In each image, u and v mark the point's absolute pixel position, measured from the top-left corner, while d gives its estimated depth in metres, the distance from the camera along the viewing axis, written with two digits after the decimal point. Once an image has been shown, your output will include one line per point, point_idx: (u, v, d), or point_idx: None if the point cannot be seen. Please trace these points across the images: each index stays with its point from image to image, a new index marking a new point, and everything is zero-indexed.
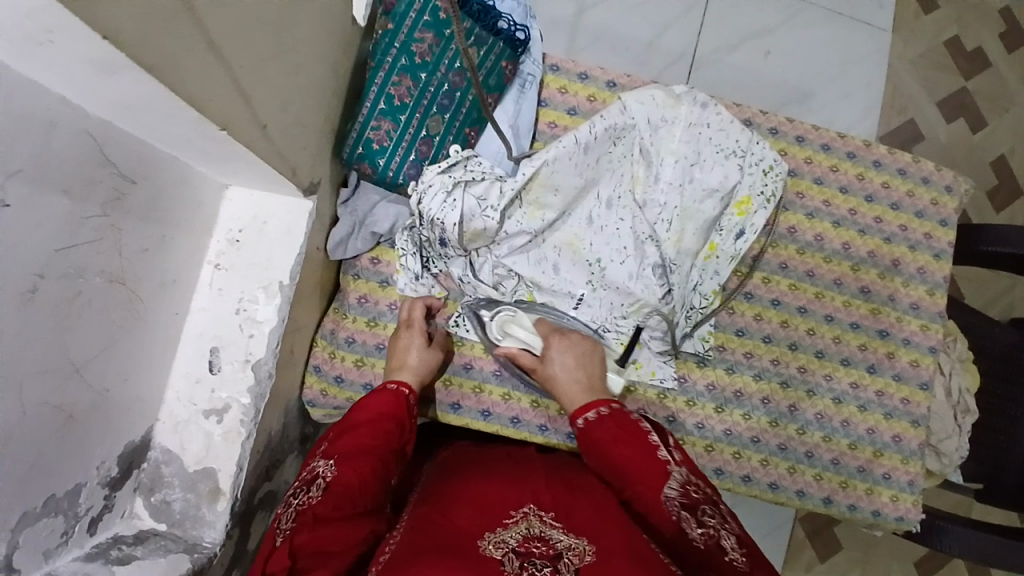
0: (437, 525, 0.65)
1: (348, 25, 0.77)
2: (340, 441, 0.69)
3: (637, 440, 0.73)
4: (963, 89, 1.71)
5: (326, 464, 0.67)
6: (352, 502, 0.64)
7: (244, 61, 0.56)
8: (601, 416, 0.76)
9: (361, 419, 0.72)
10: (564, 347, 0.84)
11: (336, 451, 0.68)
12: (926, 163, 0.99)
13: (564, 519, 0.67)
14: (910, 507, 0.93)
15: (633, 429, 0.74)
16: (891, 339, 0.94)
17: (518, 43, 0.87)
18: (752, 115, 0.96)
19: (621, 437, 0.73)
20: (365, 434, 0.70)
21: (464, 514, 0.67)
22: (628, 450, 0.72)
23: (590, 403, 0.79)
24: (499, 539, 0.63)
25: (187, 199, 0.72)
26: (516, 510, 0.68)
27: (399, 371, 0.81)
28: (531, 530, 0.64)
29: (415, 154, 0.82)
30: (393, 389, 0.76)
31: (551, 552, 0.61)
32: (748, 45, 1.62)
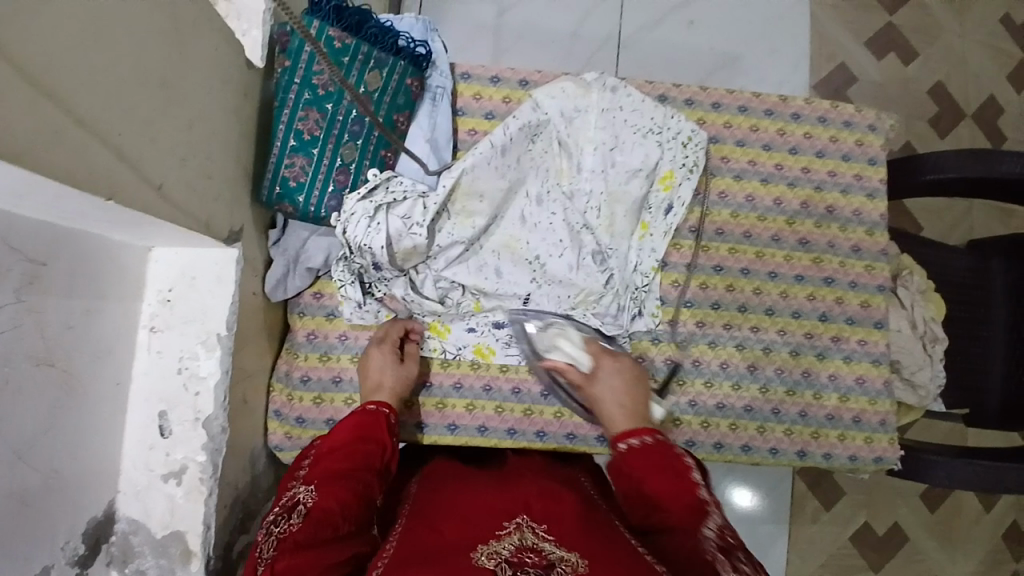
0: (425, 540, 0.60)
1: (244, 68, 0.77)
2: (319, 466, 0.69)
3: (676, 473, 0.67)
4: (889, 24, 1.71)
5: (307, 489, 0.66)
6: (328, 527, 0.61)
7: (123, 128, 0.55)
8: (646, 444, 0.70)
9: (338, 442, 0.71)
10: (614, 370, 0.81)
11: (316, 477, 0.67)
12: (846, 107, 1.00)
13: (558, 531, 0.61)
14: (886, 447, 0.96)
15: (673, 463, 0.67)
16: (837, 285, 0.96)
17: (421, 58, 0.87)
18: (666, 89, 0.97)
19: (659, 466, 0.67)
20: (343, 459, 0.69)
21: (455, 529, 0.62)
22: (664, 481, 0.66)
23: (635, 430, 0.72)
24: (492, 550, 0.57)
25: (110, 267, 0.71)
26: (510, 521, 0.62)
27: (375, 388, 0.80)
28: (525, 541, 0.59)
29: (333, 184, 0.81)
30: (371, 409, 0.75)
31: (544, 563, 0.55)
32: (669, 20, 1.63)
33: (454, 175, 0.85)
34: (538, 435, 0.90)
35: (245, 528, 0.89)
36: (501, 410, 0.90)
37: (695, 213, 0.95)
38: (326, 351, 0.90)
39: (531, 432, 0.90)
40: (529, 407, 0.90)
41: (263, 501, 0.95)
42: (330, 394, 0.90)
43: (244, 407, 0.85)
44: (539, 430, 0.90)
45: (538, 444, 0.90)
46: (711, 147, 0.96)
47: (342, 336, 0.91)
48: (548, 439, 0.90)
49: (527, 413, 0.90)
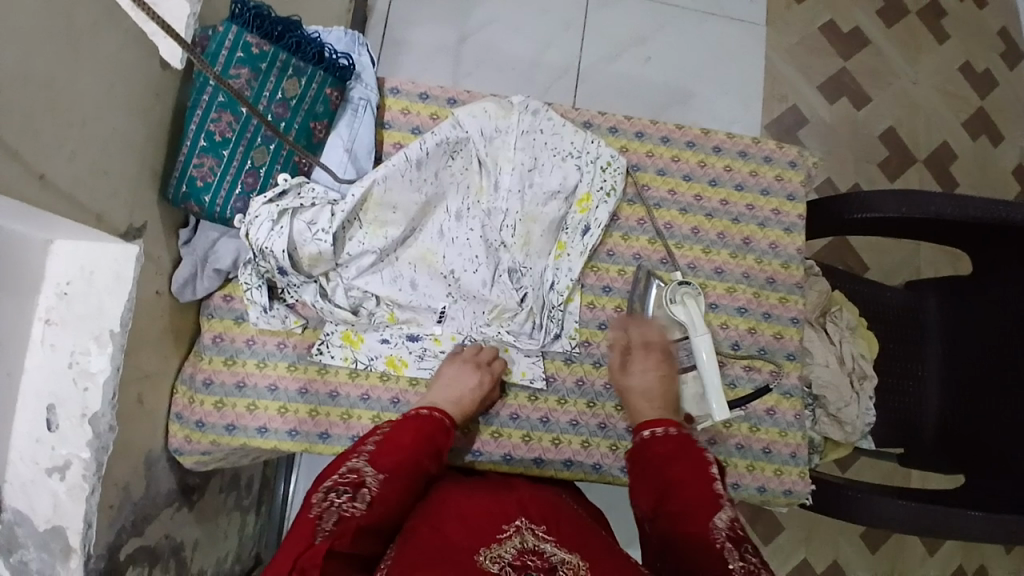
0: (434, 539, 0.66)
1: (158, 69, 0.78)
2: (389, 457, 0.74)
3: (694, 467, 0.76)
4: (843, 69, 1.76)
5: (374, 474, 0.71)
6: (379, 523, 0.67)
7: (0, 116, 0.55)
8: (669, 435, 0.81)
9: (406, 441, 0.77)
10: (647, 366, 0.89)
11: (386, 467, 0.73)
12: (767, 142, 1.04)
13: (556, 532, 0.69)
14: (796, 480, 0.96)
15: (697, 458, 0.78)
16: (750, 315, 0.98)
17: (342, 70, 0.88)
18: (591, 117, 1.02)
19: (678, 457, 0.78)
20: (408, 464, 0.74)
21: (456, 529, 0.68)
22: (687, 472, 0.76)
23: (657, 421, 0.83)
24: (495, 554, 0.63)
25: (6, 259, 0.69)
26: (509, 524, 0.69)
27: (444, 398, 0.84)
28: (526, 543, 0.65)
29: (240, 187, 0.82)
30: (438, 418, 0.80)
31: (545, 567, 0.62)
32: (627, 54, 1.67)
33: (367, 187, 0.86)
34: (445, 451, 0.89)
35: (138, 531, 0.87)
36: None
37: (613, 237, 0.98)
38: (232, 355, 0.91)
39: None
40: None
41: (162, 506, 0.93)
42: (233, 399, 0.90)
43: (139, 407, 0.84)
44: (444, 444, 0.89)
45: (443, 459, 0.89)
46: (632, 174, 0.99)
47: (250, 340, 0.91)
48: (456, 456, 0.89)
49: None
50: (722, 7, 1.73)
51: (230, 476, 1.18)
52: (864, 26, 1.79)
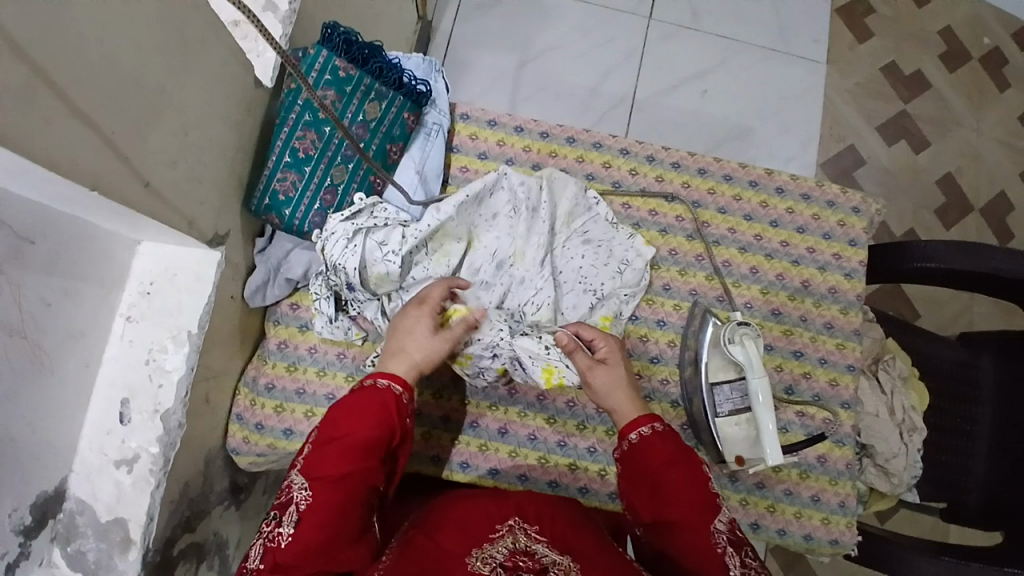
0: (424, 548, 0.68)
1: (252, 87, 0.83)
2: (316, 460, 0.73)
3: (681, 469, 0.78)
4: (903, 112, 1.74)
5: (302, 486, 0.71)
6: (328, 525, 0.69)
7: (117, 127, 0.60)
8: (654, 436, 0.80)
9: (338, 432, 0.74)
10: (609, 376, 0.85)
11: (314, 472, 0.72)
12: (830, 187, 1.04)
13: (548, 532, 0.72)
14: (844, 530, 0.94)
15: (682, 459, 0.78)
16: (806, 360, 0.97)
17: (420, 96, 0.92)
18: (655, 151, 1.04)
19: (665, 463, 0.78)
20: (341, 450, 0.73)
21: (448, 535, 0.70)
22: (681, 482, 0.77)
23: (634, 421, 0.82)
24: (487, 555, 0.67)
25: (99, 255, 0.74)
26: (502, 524, 0.72)
27: (400, 358, 0.81)
28: (517, 545, 0.69)
29: (320, 203, 0.86)
30: (381, 393, 0.77)
31: (537, 567, 0.66)
32: (684, 87, 1.69)
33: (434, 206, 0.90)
34: (491, 472, 0.93)
35: (190, 526, 0.90)
36: (457, 443, 0.93)
37: (670, 272, 0.99)
38: (294, 361, 0.94)
39: (483, 468, 0.93)
40: (484, 442, 0.94)
41: (214, 503, 0.96)
42: (293, 404, 0.93)
43: (205, 405, 0.88)
44: (490, 466, 0.93)
45: (488, 480, 0.93)
46: (693, 211, 1.01)
47: (313, 348, 0.95)
48: (501, 478, 0.93)
49: (481, 448, 0.94)
50: (782, 44, 1.73)
51: (275, 477, 1.21)
52: (927, 70, 1.77)
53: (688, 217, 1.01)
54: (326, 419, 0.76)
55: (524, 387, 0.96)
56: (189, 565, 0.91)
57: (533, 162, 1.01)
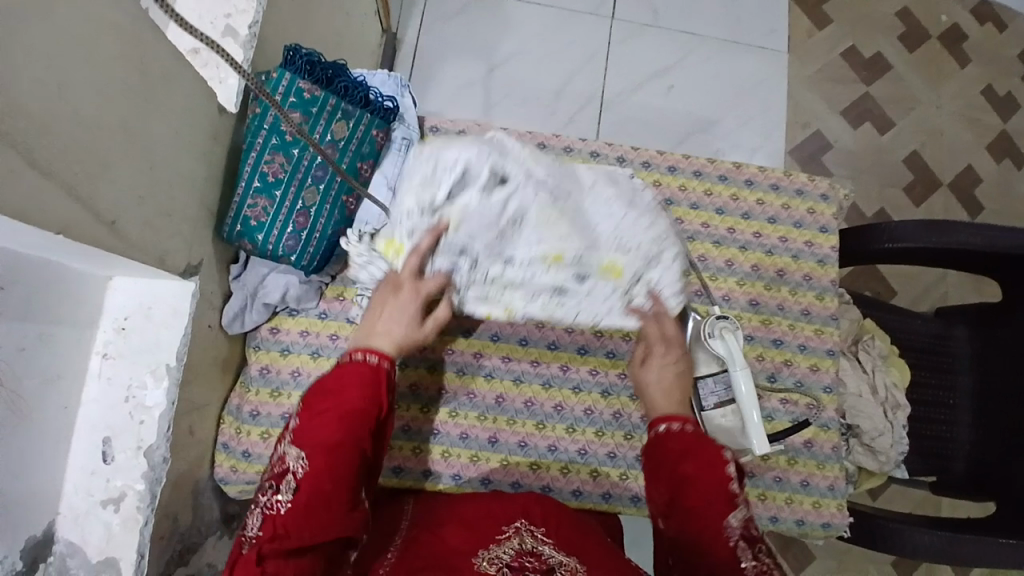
0: (431, 547, 0.71)
1: (216, 114, 0.82)
2: (309, 428, 0.74)
3: (710, 463, 0.78)
4: (865, 96, 1.77)
5: (296, 457, 0.72)
6: (321, 501, 0.70)
7: (80, 168, 0.59)
8: (683, 430, 0.81)
9: (324, 405, 0.75)
10: (663, 364, 0.86)
11: (305, 444, 0.73)
12: (798, 175, 1.05)
13: (555, 535, 0.72)
14: (835, 512, 0.96)
15: (709, 451, 0.79)
16: (785, 347, 0.99)
17: (387, 112, 0.92)
18: (625, 151, 1.05)
19: (692, 454, 0.79)
20: (332, 419, 0.74)
21: (453, 533, 0.73)
22: (702, 470, 0.77)
23: (674, 414, 0.83)
24: (493, 555, 0.67)
25: (69, 297, 0.73)
26: (508, 526, 0.73)
27: (379, 335, 0.80)
28: (523, 545, 0.69)
29: (292, 226, 0.85)
30: (368, 362, 0.77)
31: (543, 567, 0.65)
32: (650, 83, 1.70)
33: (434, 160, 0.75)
34: (482, 482, 0.93)
35: (183, 560, 0.89)
36: (447, 456, 0.93)
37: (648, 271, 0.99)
38: (278, 387, 0.93)
39: (476, 479, 0.93)
40: (476, 452, 0.94)
41: (206, 534, 0.95)
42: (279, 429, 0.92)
43: (190, 438, 0.87)
44: (482, 476, 0.93)
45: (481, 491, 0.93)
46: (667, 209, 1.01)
47: (295, 372, 0.94)
48: (492, 486, 0.93)
49: (472, 459, 0.94)
50: (744, 36, 1.75)
51: None
52: (885, 53, 1.81)
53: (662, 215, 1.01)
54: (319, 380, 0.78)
55: (512, 395, 0.96)
56: None
57: None
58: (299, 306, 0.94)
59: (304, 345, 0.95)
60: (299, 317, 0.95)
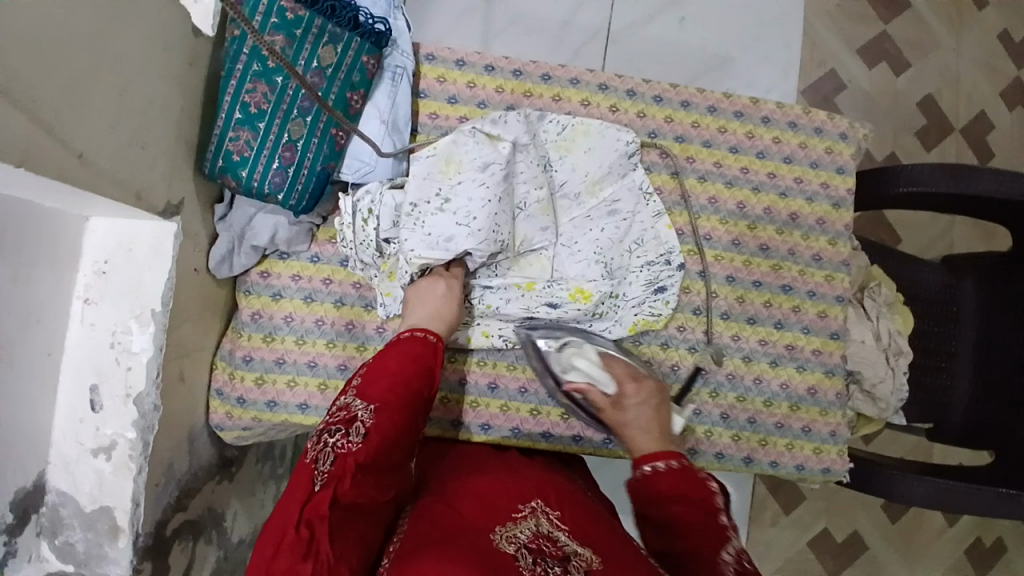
0: (442, 515, 0.68)
1: (190, 37, 0.75)
2: (375, 388, 0.73)
3: (698, 501, 0.71)
4: (883, 31, 1.67)
5: (365, 408, 0.71)
6: (385, 453, 0.68)
7: (38, 94, 0.53)
8: (670, 469, 0.75)
9: (394, 367, 0.76)
10: (640, 400, 0.84)
11: (374, 398, 0.72)
12: (818, 113, 0.99)
13: (570, 520, 0.70)
14: (835, 459, 0.95)
15: (695, 488, 0.72)
16: (795, 294, 0.96)
17: (380, 37, 0.84)
18: (635, 85, 0.98)
19: (680, 494, 0.72)
20: (400, 385, 0.74)
21: (468, 508, 0.70)
22: (693, 511, 0.70)
23: (657, 454, 0.77)
24: (510, 534, 0.65)
25: (43, 238, 0.68)
26: (524, 505, 0.71)
27: (426, 318, 0.83)
28: (540, 527, 0.67)
29: (279, 161, 0.79)
30: (430, 341, 0.80)
31: (559, 554, 0.63)
32: (659, 15, 1.60)
33: (443, 194, 0.87)
34: (482, 428, 0.91)
35: (180, 506, 0.88)
36: (446, 401, 0.91)
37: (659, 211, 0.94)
38: (270, 332, 0.90)
39: (476, 425, 0.91)
40: (474, 398, 0.91)
41: (202, 480, 0.94)
42: (273, 375, 0.90)
43: (181, 384, 0.84)
44: (481, 422, 0.91)
45: (482, 436, 0.91)
46: (677, 146, 0.96)
47: (288, 317, 0.90)
48: (493, 433, 0.91)
49: (472, 405, 0.91)
50: None
51: (264, 446, 1.18)
52: None
53: (671, 152, 0.96)
54: (375, 355, 0.78)
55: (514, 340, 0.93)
56: (183, 543, 0.89)
57: (507, 104, 0.95)
58: (290, 249, 0.89)
59: (297, 290, 0.90)
60: (290, 261, 0.91)
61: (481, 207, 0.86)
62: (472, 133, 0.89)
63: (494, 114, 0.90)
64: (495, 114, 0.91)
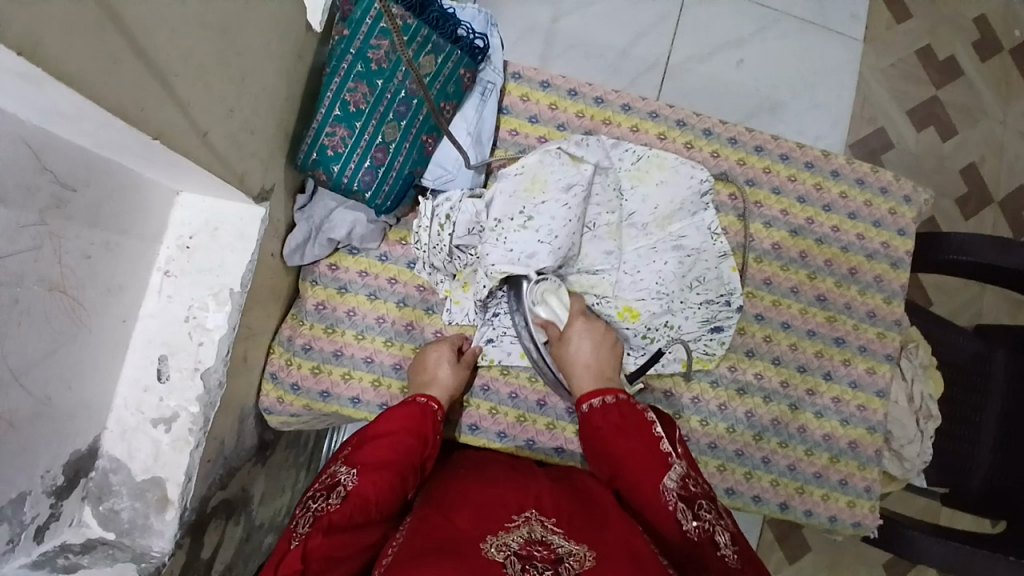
0: (437, 526, 0.67)
1: (304, 31, 0.77)
2: (362, 452, 0.76)
3: (636, 432, 0.80)
4: (935, 97, 1.71)
5: (348, 472, 0.74)
6: (365, 513, 0.71)
7: (180, 70, 0.55)
8: (606, 406, 0.83)
9: (383, 430, 0.79)
10: (585, 331, 0.90)
11: (359, 461, 0.75)
12: (884, 173, 1.03)
13: (565, 524, 0.70)
14: (867, 514, 0.96)
15: (632, 423, 0.81)
16: (847, 347, 0.98)
17: (477, 51, 0.87)
18: (712, 125, 1.01)
19: (619, 427, 0.81)
20: (388, 447, 0.77)
21: (464, 517, 0.69)
22: (636, 447, 0.79)
23: (599, 391, 0.85)
24: (501, 542, 0.65)
25: (140, 206, 0.70)
26: (518, 514, 0.70)
27: (428, 382, 0.85)
28: (533, 534, 0.67)
29: (370, 161, 0.81)
30: (421, 403, 0.82)
31: (552, 557, 0.63)
32: (719, 54, 1.63)
33: (527, 212, 0.89)
34: (527, 444, 0.92)
35: (222, 484, 0.89)
36: (494, 413, 0.92)
37: (724, 250, 0.96)
38: (333, 323, 0.91)
39: (521, 439, 0.92)
40: (523, 413, 0.93)
41: (243, 462, 0.94)
42: (330, 366, 0.91)
43: (243, 365, 0.85)
44: (527, 438, 0.92)
45: (525, 451, 0.92)
46: (745, 189, 0.99)
47: (351, 311, 0.92)
48: (537, 449, 0.92)
49: (519, 420, 0.93)
50: (822, 17, 1.68)
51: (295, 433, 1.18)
52: (963, 55, 1.74)
53: (740, 195, 0.99)
54: (369, 425, 0.81)
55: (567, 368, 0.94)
56: (219, 522, 0.90)
57: (586, 129, 0.98)
58: (362, 245, 0.91)
59: (363, 285, 0.92)
60: (360, 257, 0.93)
61: (563, 226, 0.89)
62: (552, 151, 0.92)
63: (569, 137, 0.94)
64: (569, 137, 0.94)
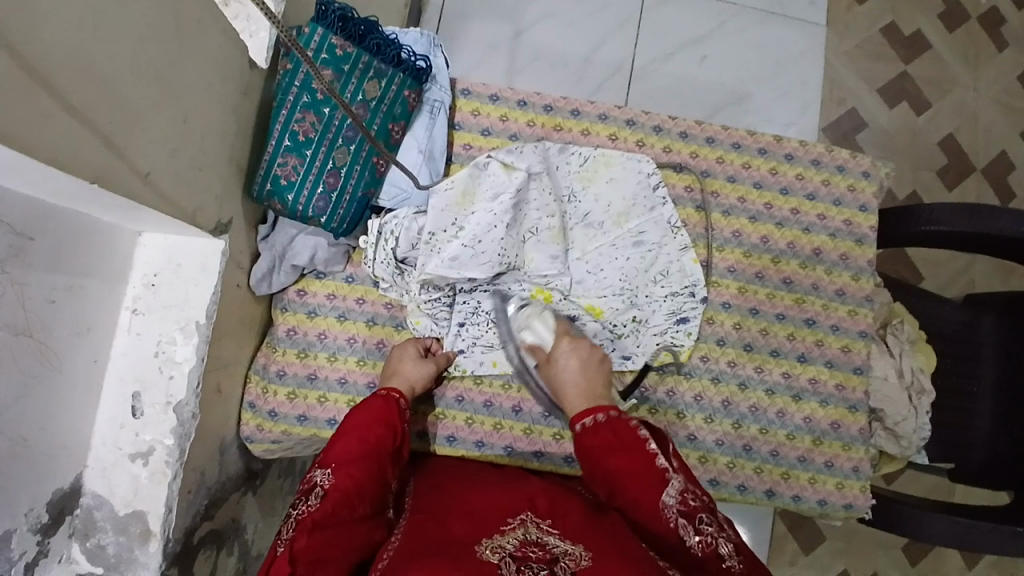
0: (436, 532, 0.69)
1: (248, 69, 0.81)
2: (333, 451, 0.78)
3: (630, 450, 0.77)
4: (904, 74, 1.71)
5: (324, 472, 0.76)
6: (348, 506, 0.72)
7: (116, 120, 0.58)
8: (598, 424, 0.81)
9: (353, 423, 0.80)
10: (571, 351, 0.89)
11: (332, 461, 0.77)
12: (840, 151, 1.03)
13: (562, 525, 0.71)
14: (857, 494, 0.95)
15: (626, 438, 0.78)
16: (818, 327, 0.98)
17: (421, 72, 0.91)
18: (662, 121, 1.03)
19: (613, 446, 0.78)
20: (357, 442, 0.78)
21: (460, 524, 0.71)
22: (627, 461, 0.76)
23: (588, 410, 0.83)
24: (496, 544, 0.67)
25: (101, 248, 0.72)
26: (514, 517, 0.72)
27: (392, 377, 0.87)
28: (528, 535, 0.69)
29: (323, 186, 0.84)
30: (382, 394, 0.83)
31: (547, 557, 0.66)
32: (683, 53, 1.65)
33: (458, 223, 0.93)
34: (506, 450, 0.93)
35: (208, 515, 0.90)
36: (470, 423, 0.93)
37: (686, 242, 0.97)
38: (305, 348, 0.94)
39: (500, 446, 0.93)
40: (500, 421, 0.94)
41: (230, 491, 0.96)
42: (305, 390, 0.93)
43: (218, 396, 0.87)
44: (505, 445, 0.93)
45: (505, 458, 0.93)
46: (702, 181, 1.01)
47: (321, 334, 0.94)
48: (516, 455, 0.93)
49: (496, 427, 0.93)
50: (781, 7, 1.69)
51: (287, 462, 1.18)
52: (927, 30, 1.74)
53: (696, 187, 1.00)
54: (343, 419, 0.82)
55: (530, 403, 0.94)
56: (210, 553, 0.90)
57: (538, 136, 1.01)
58: (326, 269, 0.94)
59: (331, 308, 0.95)
60: (326, 280, 0.95)
61: (489, 233, 0.92)
62: (478, 162, 0.95)
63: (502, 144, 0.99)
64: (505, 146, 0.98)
